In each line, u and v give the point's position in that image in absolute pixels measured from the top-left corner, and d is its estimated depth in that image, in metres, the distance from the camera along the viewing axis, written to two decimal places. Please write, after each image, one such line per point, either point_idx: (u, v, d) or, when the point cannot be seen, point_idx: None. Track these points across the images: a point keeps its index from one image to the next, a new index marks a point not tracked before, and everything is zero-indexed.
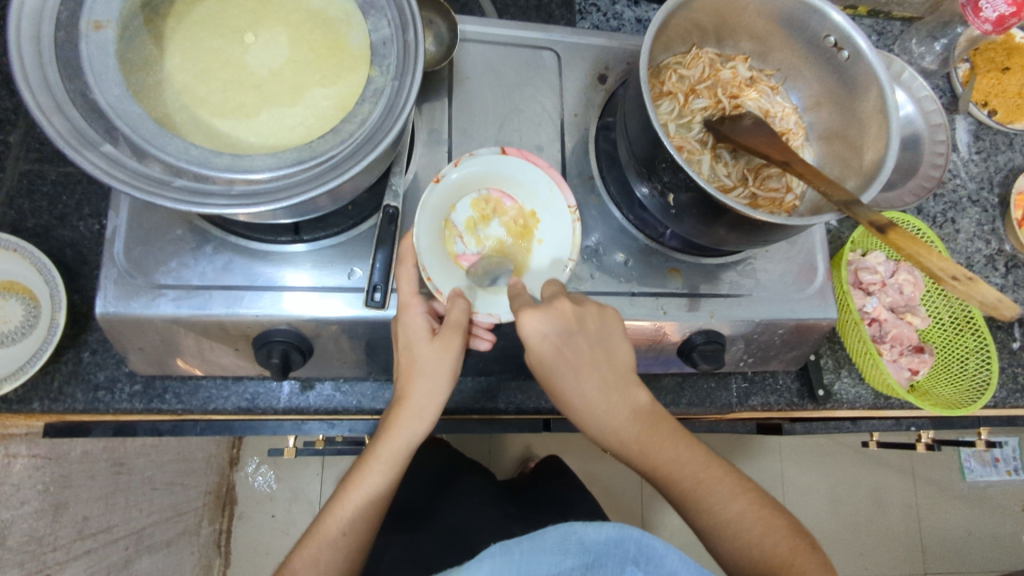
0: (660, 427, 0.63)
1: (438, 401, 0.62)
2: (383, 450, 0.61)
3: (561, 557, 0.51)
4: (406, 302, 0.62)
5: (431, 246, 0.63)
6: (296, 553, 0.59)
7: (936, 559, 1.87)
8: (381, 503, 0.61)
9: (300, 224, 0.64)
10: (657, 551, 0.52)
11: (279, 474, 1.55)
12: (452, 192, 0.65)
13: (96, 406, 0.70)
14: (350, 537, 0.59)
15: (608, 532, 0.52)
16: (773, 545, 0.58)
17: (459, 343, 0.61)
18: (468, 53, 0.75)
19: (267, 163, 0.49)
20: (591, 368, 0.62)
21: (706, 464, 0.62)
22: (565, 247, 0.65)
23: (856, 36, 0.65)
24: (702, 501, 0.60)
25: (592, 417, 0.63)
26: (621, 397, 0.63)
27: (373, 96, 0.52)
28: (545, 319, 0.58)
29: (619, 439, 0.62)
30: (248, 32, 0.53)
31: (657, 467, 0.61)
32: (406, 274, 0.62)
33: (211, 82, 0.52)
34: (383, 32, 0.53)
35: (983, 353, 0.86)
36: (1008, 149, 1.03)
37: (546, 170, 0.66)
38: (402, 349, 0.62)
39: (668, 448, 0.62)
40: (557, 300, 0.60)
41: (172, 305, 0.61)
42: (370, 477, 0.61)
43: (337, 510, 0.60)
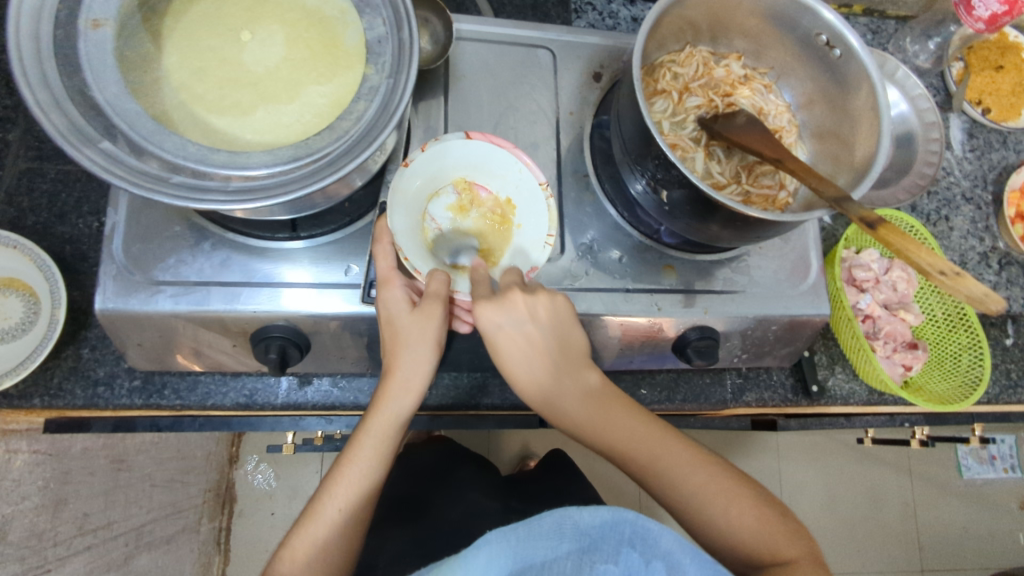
0: (612, 406, 0.65)
1: (425, 371, 0.63)
2: (373, 425, 0.62)
3: (556, 542, 0.52)
4: (385, 278, 0.62)
5: (406, 232, 0.63)
6: (294, 534, 0.59)
7: (933, 556, 1.88)
8: (376, 476, 0.62)
9: (297, 221, 0.64)
10: (652, 532, 0.53)
11: (279, 472, 1.55)
12: (424, 182, 0.66)
13: (96, 402, 0.70)
14: (348, 514, 0.60)
15: (603, 516, 0.53)
16: (739, 519, 0.61)
17: (440, 313, 0.60)
18: (464, 52, 0.76)
19: (263, 160, 0.49)
20: (543, 354, 0.63)
21: (663, 439, 0.64)
22: (542, 225, 0.65)
23: (847, 34, 0.65)
24: (662, 480, 0.63)
25: (549, 400, 0.65)
26: (573, 380, 0.65)
27: (368, 94, 0.52)
28: (501, 314, 0.59)
29: (578, 421, 0.64)
30: (245, 31, 0.54)
31: (616, 446, 0.64)
32: (384, 252, 0.62)
33: (208, 80, 0.52)
34: (378, 31, 0.54)
35: (976, 350, 0.87)
36: (1002, 147, 1.04)
37: (515, 151, 0.67)
38: (383, 324, 0.62)
39: (621, 426, 0.64)
40: (510, 292, 0.60)
41: (171, 301, 0.62)
42: (362, 453, 0.61)
43: (333, 490, 0.60)
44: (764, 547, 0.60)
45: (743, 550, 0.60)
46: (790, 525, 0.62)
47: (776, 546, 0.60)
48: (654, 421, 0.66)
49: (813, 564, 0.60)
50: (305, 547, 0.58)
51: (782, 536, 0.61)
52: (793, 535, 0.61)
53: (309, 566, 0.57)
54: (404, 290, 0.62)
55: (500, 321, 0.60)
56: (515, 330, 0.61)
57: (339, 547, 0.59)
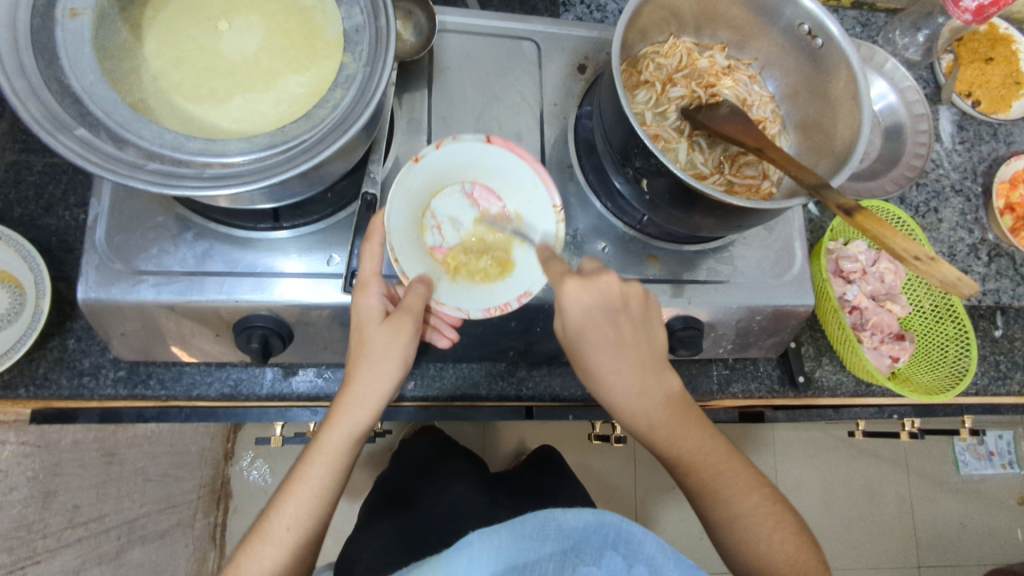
0: (687, 417, 0.65)
1: (385, 390, 0.62)
2: (326, 440, 0.60)
3: (541, 542, 0.58)
4: (363, 281, 0.61)
5: (404, 229, 0.64)
6: (242, 552, 0.58)
7: (929, 551, 1.89)
8: (326, 488, 0.60)
9: (279, 211, 0.65)
10: (635, 536, 0.60)
11: (274, 467, 1.56)
12: (433, 176, 0.66)
13: (81, 392, 0.70)
14: (296, 534, 0.58)
15: (588, 519, 0.60)
16: (779, 546, 0.63)
17: (410, 327, 0.60)
18: (448, 44, 0.76)
19: (241, 148, 0.50)
20: (632, 350, 0.64)
21: (729, 457, 0.66)
22: (546, 247, 0.65)
23: (828, 22, 0.65)
24: (715, 491, 0.64)
25: (624, 403, 0.65)
26: (658, 385, 0.65)
27: (345, 83, 0.53)
28: (590, 292, 0.60)
29: (649, 426, 0.65)
30: (222, 20, 0.54)
31: (681, 454, 0.65)
32: (371, 253, 0.61)
33: (185, 68, 0.52)
34: (355, 20, 0.54)
35: (963, 341, 0.86)
36: (991, 139, 1.04)
37: (534, 166, 0.66)
38: (353, 329, 0.62)
39: (694, 439, 0.65)
40: (602, 274, 0.61)
41: (154, 292, 0.62)
42: (312, 470, 0.60)
43: (283, 510, 0.59)
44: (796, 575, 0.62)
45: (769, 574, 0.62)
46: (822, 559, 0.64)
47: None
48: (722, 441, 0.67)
49: None
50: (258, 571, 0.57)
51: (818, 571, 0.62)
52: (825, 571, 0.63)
53: None
54: (379, 299, 0.61)
55: (590, 306, 0.60)
56: (605, 316, 0.61)
57: (286, 565, 0.58)
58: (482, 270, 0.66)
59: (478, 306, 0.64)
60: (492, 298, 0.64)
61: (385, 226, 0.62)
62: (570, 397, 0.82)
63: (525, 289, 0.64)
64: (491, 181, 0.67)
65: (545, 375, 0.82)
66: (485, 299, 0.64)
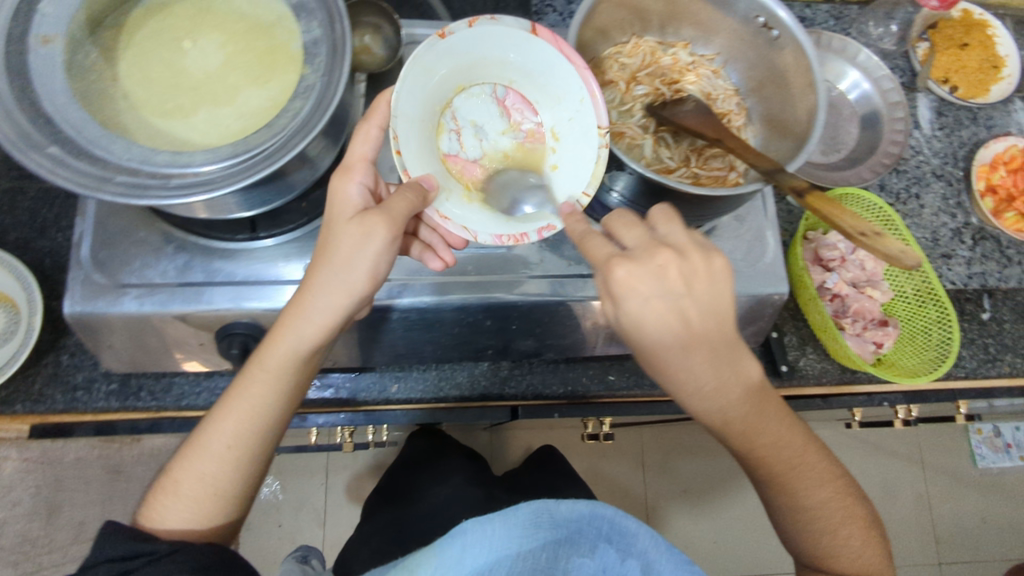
0: (767, 409, 0.62)
1: (339, 311, 0.59)
2: (271, 357, 0.60)
3: (534, 531, 0.65)
4: (347, 166, 0.61)
5: (423, 123, 0.63)
6: (183, 459, 0.62)
7: (948, 548, 1.86)
8: (267, 403, 0.61)
9: (256, 220, 0.67)
10: (626, 531, 0.68)
11: (285, 484, 1.55)
12: (463, 67, 0.65)
13: (75, 406, 0.73)
14: (237, 450, 0.61)
15: (581, 510, 0.68)
16: (844, 537, 0.67)
17: (382, 229, 0.58)
18: (418, 54, 0.78)
19: (204, 158, 0.52)
20: (707, 351, 0.57)
21: (805, 447, 0.66)
22: (580, 181, 0.63)
23: (779, 12, 0.67)
24: (788, 485, 0.66)
25: (697, 401, 0.60)
26: (734, 379, 0.59)
27: (304, 92, 0.55)
28: (654, 286, 0.54)
29: (725, 423, 0.61)
30: (186, 40, 0.57)
31: (757, 450, 0.63)
32: (363, 139, 0.61)
33: (153, 88, 0.56)
34: (314, 33, 0.57)
35: (945, 324, 0.87)
36: (972, 123, 1.05)
37: (584, 74, 0.64)
38: (326, 223, 0.60)
39: (773, 433, 0.63)
40: (655, 252, 0.55)
41: (137, 303, 0.65)
42: (255, 387, 0.61)
43: (222, 423, 0.61)
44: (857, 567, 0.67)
45: (826, 560, 0.67)
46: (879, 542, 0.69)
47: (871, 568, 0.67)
48: (797, 432, 0.65)
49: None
50: (194, 483, 0.61)
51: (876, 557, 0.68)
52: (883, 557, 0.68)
53: (196, 489, 0.61)
54: (358, 192, 0.60)
55: (649, 296, 0.54)
56: (670, 307, 0.55)
57: (221, 478, 0.61)
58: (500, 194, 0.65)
59: (490, 234, 0.62)
60: (506, 225, 0.63)
61: (396, 107, 0.60)
62: (552, 395, 0.83)
63: (545, 224, 0.61)
64: (529, 93, 0.68)
65: (526, 374, 0.83)
66: (498, 225, 0.63)
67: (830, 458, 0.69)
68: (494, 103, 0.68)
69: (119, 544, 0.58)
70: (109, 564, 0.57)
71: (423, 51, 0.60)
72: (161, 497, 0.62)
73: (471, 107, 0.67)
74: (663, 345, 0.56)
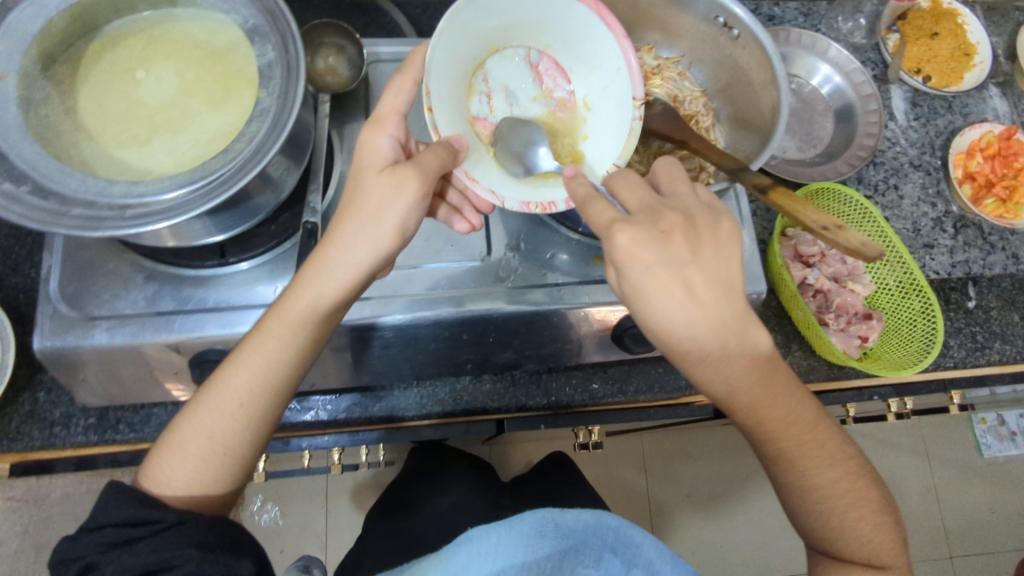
0: (772, 381, 0.59)
1: (359, 266, 0.59)
2: (289, 310, 0.59)
3: (540, 539, 0.65)
4: (380, 118, 0.62)
5: (457, 84, 0.65)
6: (193, 411, 0.61)
7: (959, 540, 1.83)
8: (281, 364, 0.60)
9: (224, 245, 0.68)
10: (632, 541, 0.68)
11: (285, 510, 1.54)
12: (501, 31, 0.66)
13: (53, 442, 0.72)
14: (248, 408, 0.60)
15: (587, 520, 0.69)
16: (852, 519, 0.64)
17: (412, 184, 0.58)
18: (383, 73, 0.78)
19: (161, 187, 0.52)
20: (709, 319, 0.54)
21: (816, 424, 0.64)
22: (609, 151, 0.66)
23: (735, 9, 0.67)
24: (797, 461, 0.63)
25: (702, 371, 0.57)
26: (739, 346, 0.56)
27: (260, 116, 0.55)
28: (655, 252, 0.53)
29: (728, 394, 0.59)
30: (140, 70, 0.58)
31: (763, 422, 0.60)
32: (396, 91, 0.62)
33: (108, 120, 0.56)
34: (269, 56, 0.57)
35: (928, 315, 0.86)
36: (947, 112, 1.05)
37: (622, 43, 0.64)
38: (354, 170, 0.61)
39: (779, 406, 0.60)
40: (657, 220, 0.53)
41: (107, 335, 0.64)
42: (269, 342, 0.59)
43: (234, 378, 0.60)
44: (864, 554, 0.64)
45: (829, 542, 0.65)
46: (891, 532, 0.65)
47: (878, 554, 0.63)
48: (809, 410, 0.63)
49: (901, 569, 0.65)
50: (198, 440, 0.59)
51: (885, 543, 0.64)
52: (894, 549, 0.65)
53: (202, 446, 0.59)
54: (389, 145, 0.61)
55: (652, 262, 0.53)
56: (672, 274, 0.53)
57: (229, 436, 0.60)
58: (528, 162, 0.67)
59: (517, 200, 0.63)
60: (533, 192, 0.64)
61: (430, 63, 0.60)
62: (536, 406, 0.82)
63: None
64: (563, 61, 0.70)
65: (509, 387, 0.83)
66: (524, 191, 0.64)
67: (851, 447, 0.66)
68: (527, 67, 0.70)
69: (121, 509, 0.56)
70: (112, 528, 0.55)
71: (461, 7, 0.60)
72: (162, 454, 0.60)
73: (506, 71, 0.70)
74: (667, 309, 0.54)
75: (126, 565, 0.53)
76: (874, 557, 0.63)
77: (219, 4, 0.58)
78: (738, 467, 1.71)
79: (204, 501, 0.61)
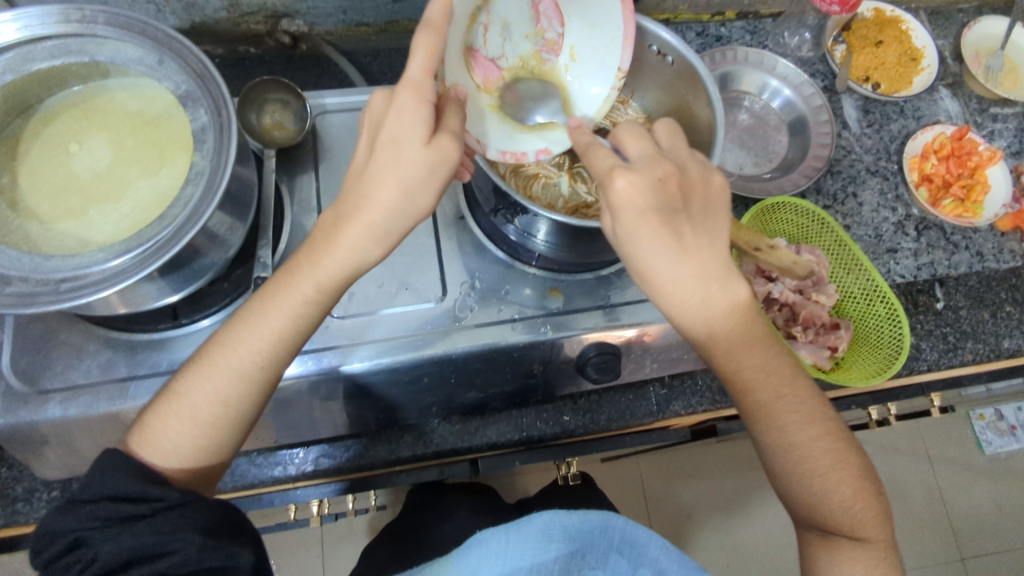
0: (753, 330, 0.60)
1: (399, 228, 0.57)
2: (324, 268, 0.57)
3: (547, 543, 0.63)
4: (413, 81, 0.54)
5: (460, 16, 0.61)
6: (196, 375, 0.59)
7: (968, 541, 1.80)
8: (296, 331, 0.60)
9: (176, 307, 0.68)
10: (637, 540, 0.66)
11: (280, 563, 1.50)
12: None
13: (17, 518, 0.72)
14: (261, 372, 0.59)
15: (593, 522, 0.66)
16: (832, 483, 0.63)
17: (453, 156, 0.55)
18: (330, 123, 0.79)
19: (97, 257, 0.52)
20: (697, 257, 0.56)
21: (792, 380, 0.63)
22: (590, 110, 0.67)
23: (664, 34, 0.68)
24: (775, 418, 0.63)
25: (685, 313, 0.57)
26: (723, 291, 0.57)
27: (195, 179, 0.55)
28: (646, 188, 0.53)
29: (710, 336, 0.59)
30: (73, 143, 0.58)
31: (741, 372, 0.61)
32: (424, 46, 0.53)
33: (42, 195, 0.56)
34: (202, 120, 0.57)
35: (893, 320, 0.86)
36: (900, 117, 1.06)
37: (625, 12, 0.63)
38: (390, 132, 0.55)
39: (756, 357, 0.61)
40: (654, 166, 0.54)
41: (60, 408, 0.64)
42: (283, 302, 0.59)
43: (246, 339, 0.58)
44: (845, 518, 0.63)
45: (812, 509, 0.64)
46: (872, 507, 0.64)
47: (857, 521, 0.63)
48: (786, 363, 0.64)
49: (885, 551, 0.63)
50: (210, 406, 0.58)
51: (865, 513, 0.63)
52: (876, 517, 0.64)
53: (217, 411, 0.58)
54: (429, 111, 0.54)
55: (644, 207, 0.53)
56: (661, 219, 0.54)
57: (240, 403, 0.59)
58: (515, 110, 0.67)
59: (497, 147, 0.64)
60: (513, 143, 0.66)
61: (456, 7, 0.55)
62: (508, 443, 0.82)
63: (545, 148, 0.65)
64: (566, 7, 0.66)
65: (480, 426, 0.82)
66: (504, 141, 0.65)
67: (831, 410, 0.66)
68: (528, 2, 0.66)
69: (119, 483, 0.54)
70: (108, 501, 0.53)
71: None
72: (164, 419, 0.58)
73: (507, 3, 0.65)
74: (653, 250, 0.54)
75: (121, 548, 0.51)
76: (856, 525, 0.63)
77: (150, 73, 0.58)
78: (736, 483, 1.68)
79: (201, 467, 0.60)
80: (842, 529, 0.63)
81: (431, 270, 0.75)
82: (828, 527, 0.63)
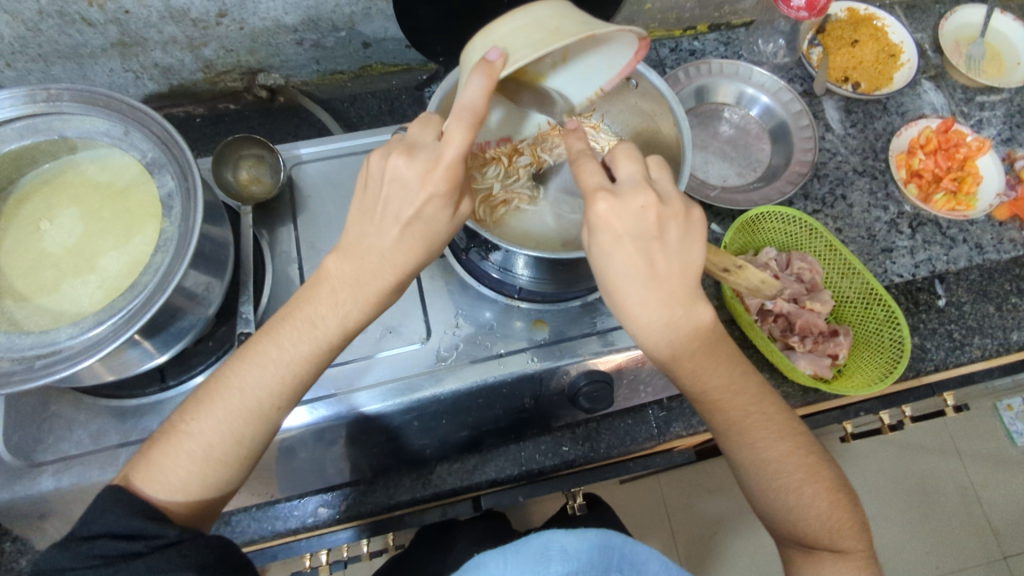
0: (718, 352, 0.59)
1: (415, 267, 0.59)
2: (324, 305, 0.58)
3: (545, 564, 0.57)
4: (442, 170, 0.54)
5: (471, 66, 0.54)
6: (198, 417, 0.56)
7: (1010, 537, 1.73)
8: (305, 372, 0.58)
9: (163, 369, 0.68)
10: (638, 558, 0.61)
11: None
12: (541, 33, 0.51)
13: None
14: (275, 410, 0.58)
15: (591, 540, 0.60)
16: (809, 498, 0.60)
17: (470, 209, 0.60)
18: (306, 174, 0.80)
19: (69, 331, 0.53)
20: (663, 281, 0.54)
21: (760, 397, 0.62)
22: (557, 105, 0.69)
23: None
24: (746, 434, 0.61)
25: (646, 333, 0.56)
26: (687, 316, 0.56)
27: (164, 245, 0.56)
28: (625, 214, 0.52)
29: (672, 356, 0.57)
30: (46, 219, 0.59)
31: (707, 390, 0.60)
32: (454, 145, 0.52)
33: (17, 272, 0.57)
34: (169, 185, 0.58)
35: (892, 322, 0.83)
36: (883, 114, 1.05)
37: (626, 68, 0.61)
38: (412, 196, 0.55)
39: (722, 374, 0.60)
40: (635, 191, 0.53)
41: (53, 480, 0.64)
42: (291, 335, 0.58)
43: (248, 380, 0.57)
44: (826, 532, 0.60)
45: (791, 527, 0.61)
46: (854, 517, 0.62)
47: (837, 533, 0.60)
48: (753, 382, 0.63)
49: (865, 561, 0.61)
50: (223, 443, 0.56)
51: (844, 524, 0.61)
52: (855, 528, 0.62)
53: (231, 449, 0.56)
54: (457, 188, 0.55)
55: (622, 234, 0.53)
56: (638, 247, 0.53)
57: (250, 439, 0.57)
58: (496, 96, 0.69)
59: None
60: None
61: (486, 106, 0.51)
62: (507, 478, 0.81)
63: None
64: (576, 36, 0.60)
65: (478, 463, 0.81)
66: None
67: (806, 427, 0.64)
68: None
69: (121, 519, 0.51)
70: (106, 539, 0.49)
71: (560, 47, 0.50)
72: (172, 456, 0.55)
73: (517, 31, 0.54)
74: (626, 272, 0.53)
75: None
76: (837, 536, 0.60)
77: (116, 144, 0.60)
78: None
79: (205, 503, 0.56)
80: (822, 543, 0.60)
81: (415, 311, 0.74)
82: (808, 541, 0.61)
